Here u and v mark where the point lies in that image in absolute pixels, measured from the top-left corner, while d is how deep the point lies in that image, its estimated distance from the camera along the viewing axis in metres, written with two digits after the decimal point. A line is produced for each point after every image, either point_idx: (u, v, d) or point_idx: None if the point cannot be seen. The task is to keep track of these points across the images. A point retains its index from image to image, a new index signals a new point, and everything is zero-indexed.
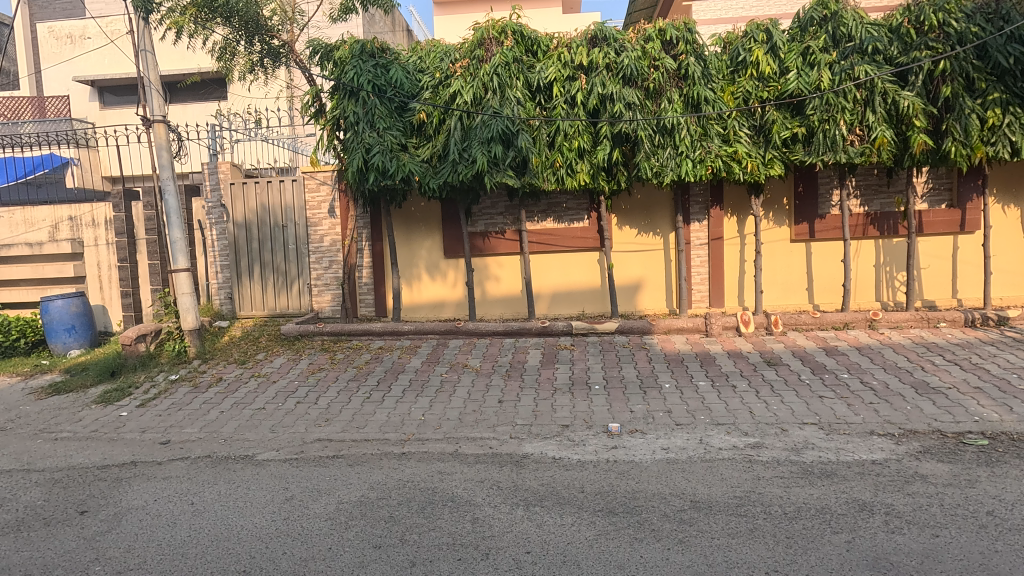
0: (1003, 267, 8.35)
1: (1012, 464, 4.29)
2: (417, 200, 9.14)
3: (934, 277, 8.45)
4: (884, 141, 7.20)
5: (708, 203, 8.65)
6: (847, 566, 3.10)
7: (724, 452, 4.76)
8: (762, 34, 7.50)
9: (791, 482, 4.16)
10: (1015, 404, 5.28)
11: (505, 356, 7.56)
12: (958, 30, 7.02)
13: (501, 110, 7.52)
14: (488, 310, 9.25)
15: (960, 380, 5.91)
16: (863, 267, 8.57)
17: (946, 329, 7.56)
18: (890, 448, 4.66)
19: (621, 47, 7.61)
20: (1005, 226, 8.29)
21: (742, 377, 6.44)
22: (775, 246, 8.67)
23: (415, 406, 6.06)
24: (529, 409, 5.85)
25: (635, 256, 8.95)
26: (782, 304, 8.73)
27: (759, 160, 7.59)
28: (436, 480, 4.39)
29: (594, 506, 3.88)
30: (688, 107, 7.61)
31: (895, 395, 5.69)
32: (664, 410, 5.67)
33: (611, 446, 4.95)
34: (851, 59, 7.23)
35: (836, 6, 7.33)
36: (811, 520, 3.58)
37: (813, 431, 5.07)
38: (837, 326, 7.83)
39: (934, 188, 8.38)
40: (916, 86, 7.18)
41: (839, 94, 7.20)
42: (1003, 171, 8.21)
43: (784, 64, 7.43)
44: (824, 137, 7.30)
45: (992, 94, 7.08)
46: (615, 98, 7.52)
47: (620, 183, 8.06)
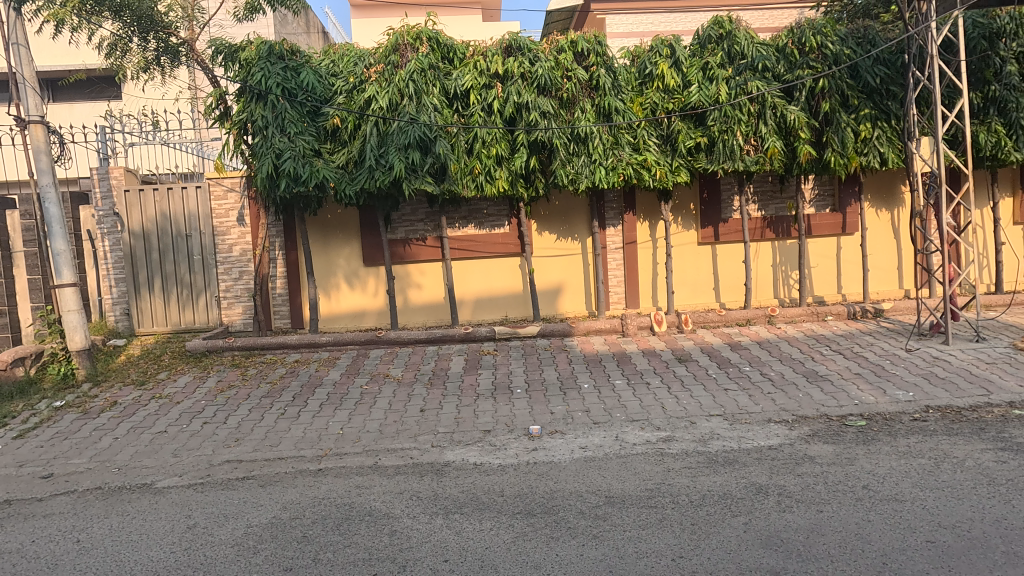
0: (879, 265, 9.30)
1: (885, 441, 4.79)
2: (333, 207, 8.88)
3: (822, 274, 9.27)
4: (775, 151, 7.82)
5: (622, 208, 9.03)
6: (743, 545, 3.34)
7: (638, 447, 4.98)
8: (665, 50, 7.99)
9: (698, 471, 4.42)
10: (888, 387, 5.92)
11: (427, 365, 7.49)
12: (834, 51, 7.77)
13: (418, 117, 7.50)
14: (410, 318, 9.14)
15: (843, 368, 6.53)
16: (761, 267, 9.25)
17: (833, 321, 8.30)
18: (784, 433, 5.07)
19: (534, 57, 7.79)
20: (879, 228, 9.24)
21: (655, 374, 6.75)
22: (684, 249, 9.18)
23: (333, 420, 5.87)
24: (451, 416, 5.84)
25: (554, 260, 9.17)
26: (692, 303, 9.25)
27: (667, 168, 8.01)
28: (353, 495, 4.27)
29: (513, 509, 3.94)
30: (600, 116, 7.88)
31: (789, 384, 6.20)
32: (583, 410, 5.86)
33: (531, 449, 5.04)
34: (744, 75, 7.81)
35: (730, 26, 7.89)
36: (714, 506, 3.82)
37: (718, 422, 5.41)
38: (740, 322, 8.40)
39: (819, 194, 9.22)
40: (801, 101, 7.86)
41: (735, 107, 7.74)
42: (876, 178, 9.16)
43: (687, 77, 7.91)
44: (724, 147, 7.83)
45: (863, 110, 7.87)
46: (530, 106, 7.68)
47: (538, 190, 8.22)
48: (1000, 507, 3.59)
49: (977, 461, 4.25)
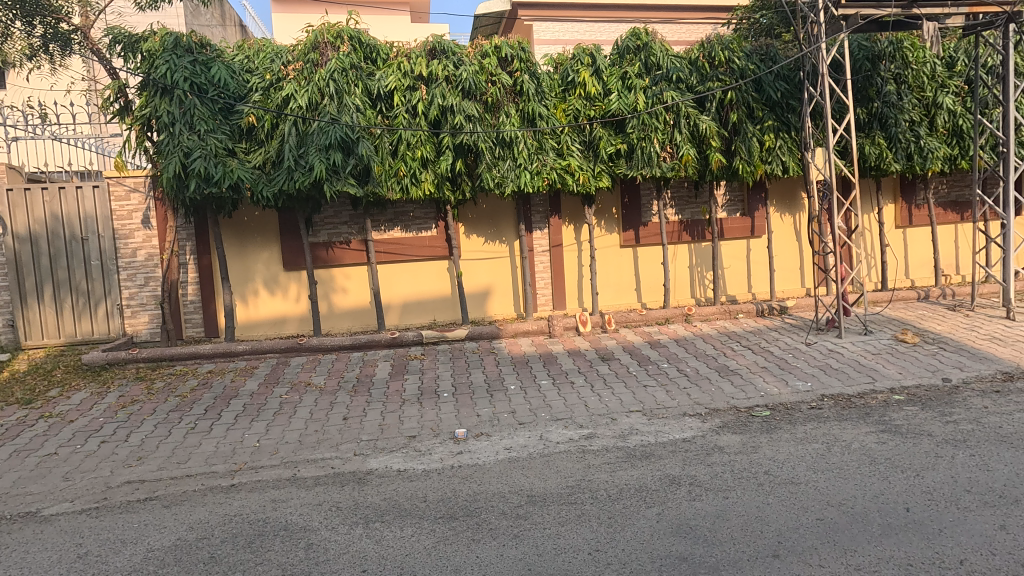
0: (783, 265, 10.01)
1: (785, 428, 5.18)
2: (250, 209, 8.48)
3: (734, 275, 9.87)
4: (689, 158, 8.24)
5: (548, 212, 9.22)
6: (655, 535, 3.49)
7: (561, 445, 5.09)
8: (587, 58, 8.25)
9: (616, 466, 4.58)
10: (790, 378, 6.40)
11: (352, 371, 7.30)
12: (740, 66, 8.33)
13: (339, 117, 7.31)
14: (335, 324, 8.88)
15: (751, 362, 6.99)
16: (679, 269, 9.73)
17: (743, 319, 8.85)
18: (698, 426, 5.36)
19: (459, 61, 7.81)
20: (783, 231, 9.96)
21: (579, 373, 6.94)
22: (607, 252, 9.50)
23: (249, 432, 5.60)
24: (375, 423, 5.73)
25: (482, 263, 9.21)
26: (615, 304, 9.58)
27: (590, 173, 8.25)
28: (268, 510, 4.09)
29: (435, 513, 3.91)
30: (525, 121, 8.00)
31: (703, 379, 6.56)
32: (508, 411, 5.93)
33: (456, 452, 5.03)
34: (660, 85, 8.19)
35: (646, 38, 8.27)
36: (630, 499, 3.98)
37: (638, 418, 5.63)
38: (660, 321, 8.78)
39: (730, 200, 9.82)
40: (712, 112, 8.34)
41: (652, 116, 8.10)
42: (780, 185, 9.87)
43: (607, 86, 8.20)
44: (642, 153, 8.16)
45: (767, 122, 8.45)
46: (455, 110, 7.68)
47: (465, 193, 8.22)
48: (879, 483, 3.97)
49: (862, 443, 4.67)
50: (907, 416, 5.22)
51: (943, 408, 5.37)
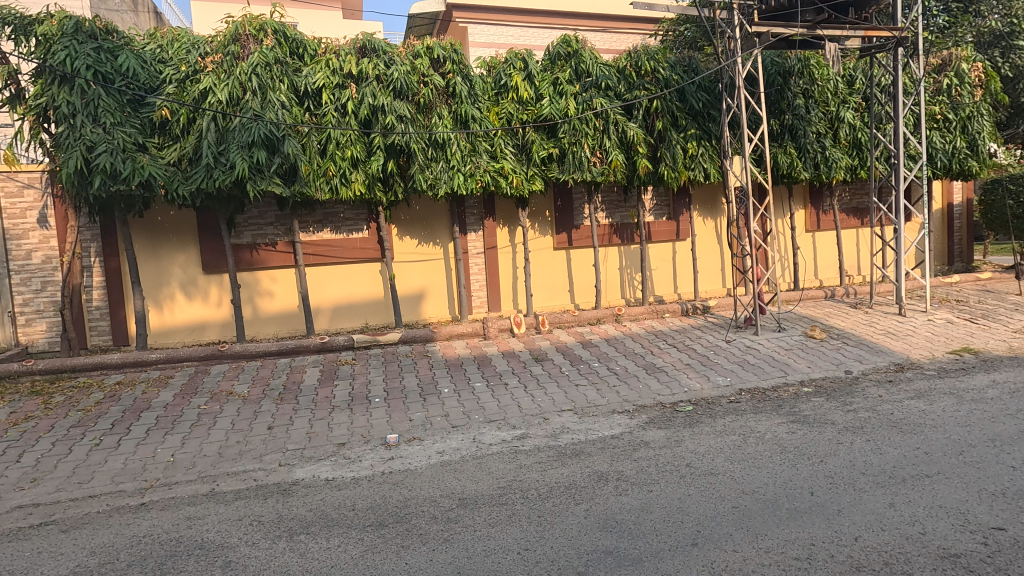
0: (705, 267, 10.54)
1: (705, 422, 5.45)
2: (164, 208, 7.96)
3: (661, 276, 10.29)
4: (618, 164, 8.50)
5: (482, 214, 9.25)
6: (583, 531, 3.57)
7: (494, 446, 5.12)
8: (519, 63, 8.39)
9: (547, 464, 4.66)
10: (712, 374, 6.75)
11: (278, 378, 7.00)
12: (665, 76, 8.69)
13: (262, 113, 6.99)
14: (260, 329, 8.50)
15: (676, 359, 7.32)
16: (610, 270, 10.03)
17: (670, 318, 9.23)
18: (625, 422, 5.55)
19: (390, 60, 7.70)
20: (705, 234, 10.49)
21: (513, 374, 7.01)
22: (541, 254, 9.64)
23: (162, 446, 5.24)
24: (302, 431, 5.52)
25: (416, 266, 9.11)
26: (549, 305, 9.74)
27: (523, 176, 8.33)
28: (182, 528, 3.85)
29: (363, 522, 3.82)
30: (458, 123, 7.99)
31: (631, 377, 6.80)
32: (442, 414, 5.89)
33: (387, 458, 4.94)
34: (590, 92, 8.42)
35: (577, 45, 8.48)
36: (559, 497, 4.06)
37: (569, 417, 5.76)
38: (592, 322, 9.01)
39: (657, 204, 10.23)
40: (639, 119, 8.66)
41: (582, 121, 8.31)
42: (702, 191, 10.39)
43: (539, 91, 8.33)
44: (573, 158, 8.35)
45: (690, 130, 8.85)
46: (386, 110, 7.55)
47: (397, 195, 8.09)
48: (788, 470, 4.26)
49: (774, 434, 5.00)
50: (814, 406, 5.63)
51: (844, 398, 5.84)
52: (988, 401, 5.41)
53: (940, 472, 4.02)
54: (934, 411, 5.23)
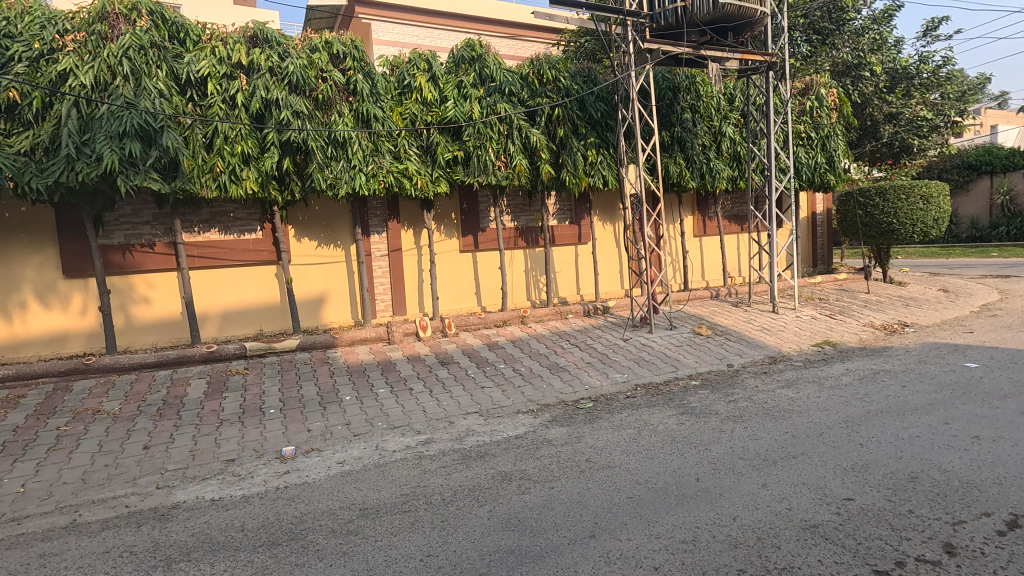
0: (606, 269, 11.03)
1: (604, 417, 5.71)
2: (13, 204, 6.98)
3: (564, 278, 10.62)
4: (522, 168, 8.67)
5: (386, 216, 9.05)
6: (486, 532, 3.60)
7: (397, 453, 5.01)
8: (423, 64, 8.33)
9: (452, 468, 4.64)
10: (611, 371, 7.08)
11: (156, 393, 6.37)
12: (565, 85, 9.00)
13: (136, 101, 6.36)
14: (135, 339, 7.70)
15: (578, 358, 7.60)
16: (515, 273, 10.20)
17: (573, 318, 9.55)
18: (529, 422, 5.67)
19: (285, 52, 7.33)
20: (605, 238, 10.98)
21: (418, 379, 6.90)
22: (447, 257, 9.60)
23: (9, 477, 4.57)
24: (185, 449, 5.07)
25: (315, 269, 8.71)
26: (455, 308, 9.71)
27: (428, 177, 8.23)
28: (33, 568, 3.38)
29: (253, 542, 3.58)
30: (359, 122, 7.75)
31: (536, 377, 6.96)
32: (343, 423, 5.67)
33: (282, 472, 4.67)
34: (494, 97, 8.54)
35: (480, 50, 8.60)
36: (463, 500, 4.05)
37: (474, 419, 5.78)
38: (498, 324, 9.10)
39: (560, 209, 10.56)
40: (541, 126, 8.90)
41: (486, 125, 8.39)
42: (602, 197, 10.88)
43: (444, 93, 8.30)
44: (478, 161, 8.39)
45: (590, 138, 9.22)
46: (280, 104, 7.15)
47: (294, 194, 7.69)
48: (677, 459, 4.56)
49: (666, 425, 5.33)
50: (700, 398, 6.08)
51: (726, 389, 6.37)
52: (842, 387, 6.14)
53: (803, 453, 4.50)
54: (800, 398, 5.85)
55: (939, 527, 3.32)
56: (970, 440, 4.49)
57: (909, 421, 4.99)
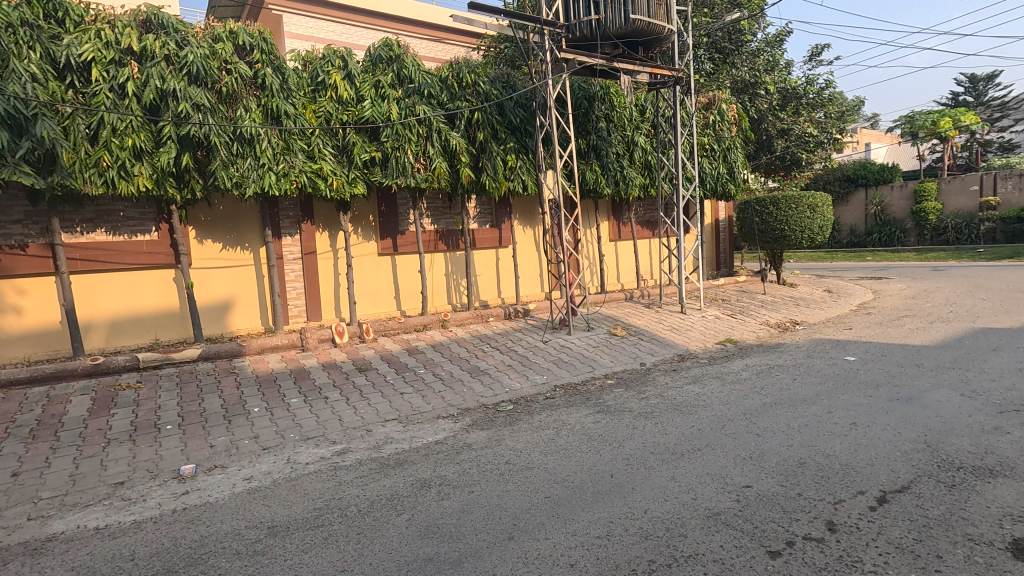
0: (526, 272, 11.19)
1: (524, 419, 5.78)
2: None
3: (485, 281, 10.66)
4: (442, 171, 8.59)
5: (299, 217, 8.66)
6: (404, 541, 3.52)
7: (311, 465, 4.79)
8: (338, 61, 8.08)
9: (368, 478, 4.51)
10: (531, 373, 7.19)
11: (30, 412, 5.68)
12: (485, 90, 9.05)
13: (3, 85, 5.66)
14: (3, 353, 6.84)
15: (499, 361, 7.65)
16: (436, 276, 10.09)
17: (493, 321, 9.60)
18: (450, 426, 5.63)
19: (183, 40, 6.84)
20: (525, 242, 11.15)
21: (334, 387, 6.64)
22: (364, 260, 9.33)
23: None
24: (64, 474, 4.56)
25: (220, 273, 8.16)
26: (374, 312, 9.45)
27: (343, 178, 7.95)
28: None
29: (145, 572, 3.28)
30: (268, 118, 7.35)
31: (456, 381, 6.92)
32: (250, 437, 5.34)
33: (180, 493, 4.32)
34: (413, 98, 8.43)
35: (398, 50, 8.51)
36: (380, 510, 3.95)
37: (393, 426, 5.65)
38: (418, 328, 8.96)
39: (481, 212, 10.59)
40: (461, 129, 8.89)
41: (405, 126, 8.25)
42: (522, 201, 11.04)
43: (360, 92, 8.07)
44: (397, 163, 8.23)
45: (509, 143, 9.31)
46: (178, 96, 6.64)
47: (195, 193, 7.15)
48: (593, 457, 4.71)
49: (582, 424, 5.49)
50: (616, 396, 6.33)
51: (639, 387, 6.66)
52: (742, 381, 6.62)
53: (707, 445, 4.79)
54: (705, 393, 6.24)
55: (823, 507, 3.66)
56: (849, 426, 4.99)
57: (798, 412, 5.46)
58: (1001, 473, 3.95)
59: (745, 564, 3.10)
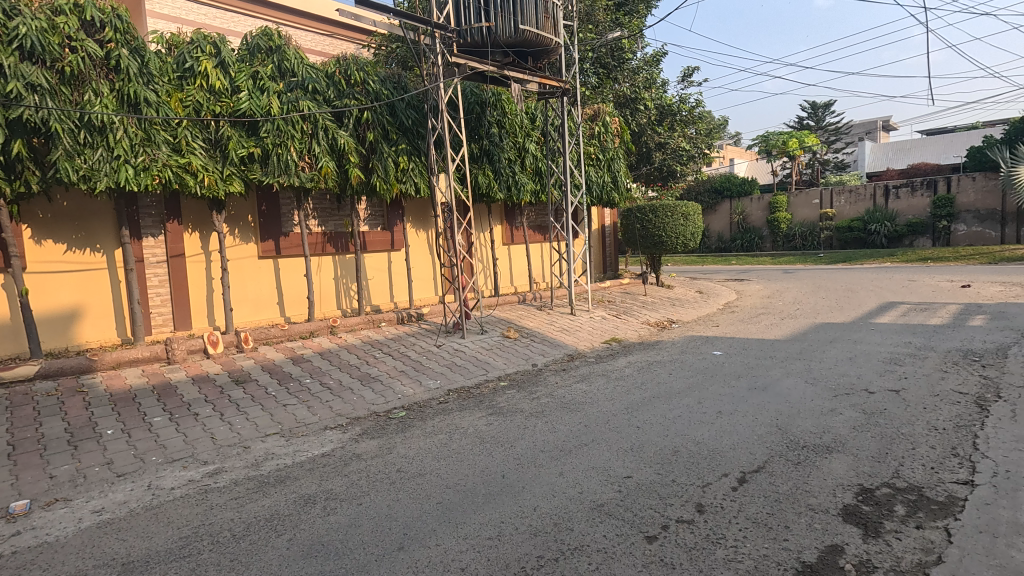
0: (419, 276, 11.04)
1: (416, 425, 5.69)
2: None
3: (377, 285, 10.34)
4: (328, 171, 8.20)
5: (163, 216, 7.84)
6: (285, 563, 3.31)
7: (176, 490, 4.34)
8: (209, 47, 7.44)
9: (245, 499, 4.17)
10: (424, 378, 7.10)
11: None
12: (375, 89, 8.81)
13: None
14: None
15: (391, 367, 7.45)
16: (324, 280, 9.62)
17: (386, 327, 9.34)
18: (338, 437, 5.38)
19: (14, 9, 5.93)
20: (418, 245, 11.00)
21: (206, 403, 6.07)
22: (242, 263, 8.67)
23: None
24: None
25: (64, 278, 7.16)
26: (254, 320, 8.80)
27: (217, 175, 7.31)
28: None
29: None
30: (124, 105, 6.58)
31: (345, 390, 6.64)
32: (103, 463, 4.73)
33: (9, 535, 3.71)
34: (295, 93, 8.00)
35: (279, 41, 8.08)
36: (258, 532, 3.67)
37: (274, 441, 5.29)
38: (303, 335, 8.47)
39: (372, 214, 10.30)
40: (350, 128, 8.57)
41: (287, 122, 7.78)
42: (415, 204, 10.90)
43: (235, 82, 7.51)
44: (278, 160, 7.74)
45: (401, 145, 9.12)
46: (7, 73, 5.75)
47: (30, 186, 6.19)
48: (485, 459, 4.75)
49: (475, 427, 5.52)
50: (508, 398, 6.43)
51: (531, 388, 6.84)
52: (625, 378, 7.04)
53: (593, 440, 5.04)
54: (591, 391, 6.55)
55: (693, 491, 3.99)
56: (715, 415, 5.49)
57: (673, 404, 5.92)
58: (835, 449, 4.56)
59: (626, 551, 3.29)
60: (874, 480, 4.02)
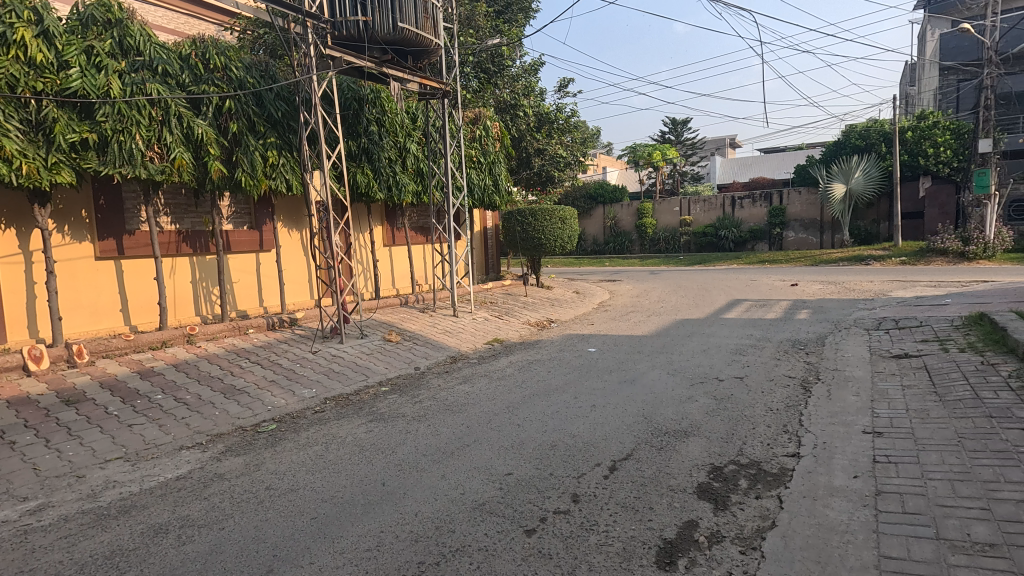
0: (292, 279, 10.36)
1: (288, 438, 5.34)
2: None
3: (243, 289, 9.53)
4: (182, 163, 7.40)
5: None
6: None
7: None
8: (26, 12, 6.28)
9: (78, 537, 3.62)
10: (297, 387, 6.68)
11: None
12: (238, 77, 8.15)
13: None
14: None
15: (260, 377, 6.91)
16: (178, 284, 8.67)
17: (253, 333, 8.63)
18: (195, 458, 4.88)
19: None
20: (290, 246, 10.34)
21: (26, 429, 5.18)
22: (74, 265, 7.53)
23: None
24: None
25: None
26: (89, 330, 7.68)
27: (38, 162, 6.21)
28: None
29: None
30: None
31: (205, 404, 6.04)
32: None
33: None
34: (141, 74, 7.15)
35: (119, 14, 7.17)
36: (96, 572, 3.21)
37: (116, 467, 4.67)
38: (153, 346, 7.56)
39: (236, 212, 9.49)
40: (208, 117, 7.83)
41: (130, 106, 6.91)
42: (285, 202, 10.24)
43: (63, 57, 6.49)
44: (120, 148, 6.86)
45: (269, 138, 8.51)
46: None
47: None
48: (364, 468, 4.59)
49: (354, 436, 5.31)
50: (389, 403, 6.27)
51: (413, 391, 6.72)
52: (506, 378, 7.19)
53: (474, 440, 5.08)
54: (474, 392, 6.61)
55: (569, 482, 4.19)
56: (589, 408, 5.81)
57: (551, 400, 6.16)
58: (692, 433, 5.05)
59: (506, 547, 3.37)
60: (722, 458, 4.51)
